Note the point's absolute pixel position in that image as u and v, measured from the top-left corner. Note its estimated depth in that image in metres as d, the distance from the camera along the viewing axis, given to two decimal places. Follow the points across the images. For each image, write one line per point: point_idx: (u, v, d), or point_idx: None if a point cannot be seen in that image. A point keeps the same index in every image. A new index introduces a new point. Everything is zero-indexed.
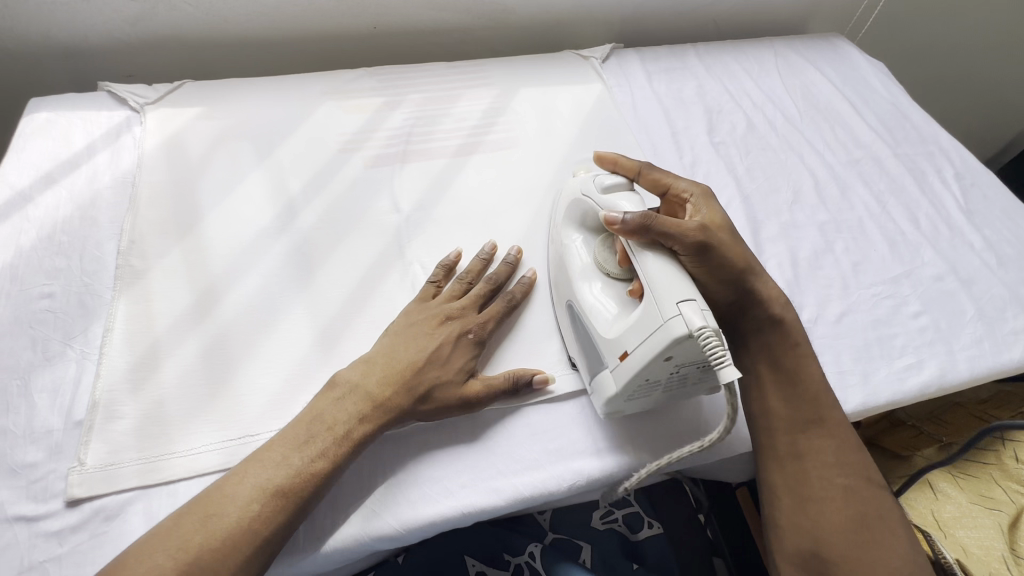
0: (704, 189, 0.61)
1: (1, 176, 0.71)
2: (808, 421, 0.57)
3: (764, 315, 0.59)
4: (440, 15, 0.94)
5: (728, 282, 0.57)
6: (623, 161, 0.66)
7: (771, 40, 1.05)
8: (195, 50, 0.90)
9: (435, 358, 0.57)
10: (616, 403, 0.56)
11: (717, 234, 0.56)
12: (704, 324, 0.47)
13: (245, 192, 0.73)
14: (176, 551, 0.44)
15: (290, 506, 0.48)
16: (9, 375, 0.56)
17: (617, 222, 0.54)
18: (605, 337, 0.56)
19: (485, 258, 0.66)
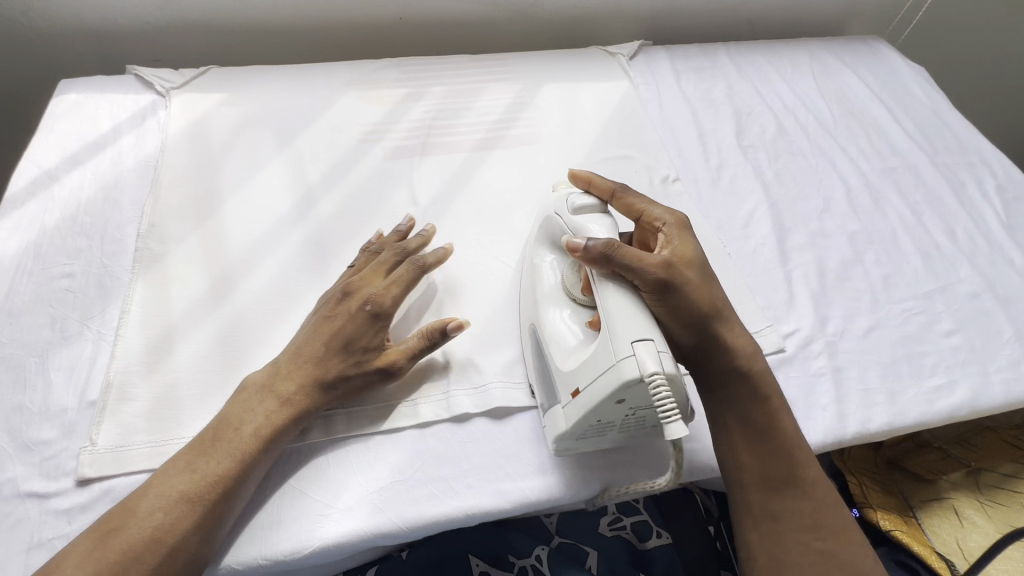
0: (680, 219, 0.57)
1: (30, 155, 0.72)
2: (783, 480, 0.53)
3: (729, 365, 0.55)
4: (466, 7, 0.93)
5: (690, 325, 0.53)
6: (597, 181, 0.61)
7: (806, 41, 1.02)
8: (222, 37, 0.90)
9: (348, 344, 0.54)
10: (567, 440, 0.52)
11: (684, 272, 0.52)
12: (656, 368, 0.45)
13: (265, 180, 0.73)
14: (83, 566, 0.42)
15: (201, 511, 0.45)
16: (29, 352, 0.57)
17: (580, 248, 0.50)
18: (561, 370, 0.52)
19: (400, 232, 0.65)
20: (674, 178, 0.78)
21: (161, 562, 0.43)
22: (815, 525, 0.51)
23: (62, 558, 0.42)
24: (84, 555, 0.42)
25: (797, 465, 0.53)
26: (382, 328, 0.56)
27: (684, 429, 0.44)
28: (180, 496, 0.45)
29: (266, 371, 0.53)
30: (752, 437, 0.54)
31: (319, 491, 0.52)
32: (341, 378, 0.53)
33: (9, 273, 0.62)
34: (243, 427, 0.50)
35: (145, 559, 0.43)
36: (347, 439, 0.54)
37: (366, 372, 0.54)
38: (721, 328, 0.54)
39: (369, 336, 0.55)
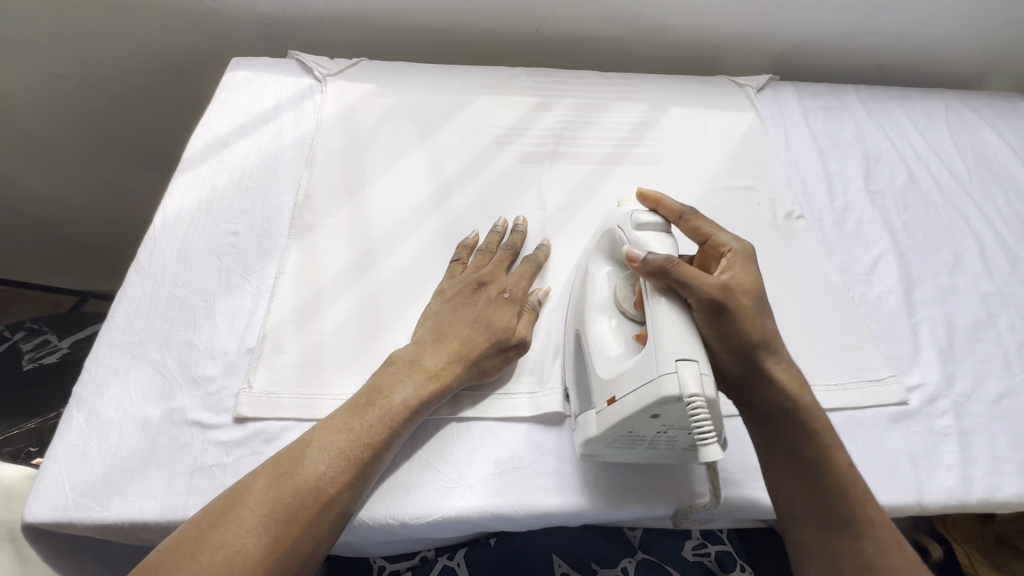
0: (746, 248, 0.56)
1: (206, 122, 0.81)
2: (842, 520, 0.51)
3: (773, 401, 0.52)
4: (600, 26, 0.96)
5: (738, 355, 0.51)
6: (665, 201, 0.60)
7: (942, 93, 0.99)
8: (372, 33, 0.98)
9: (488, 324, 0.59)
10: (597, 444, 0.53)
11: (740, 298, 0.51)
12: (697, 391, 0.44)
13: (407, 168, 0.78)
14: (255, 506, 0.45)
15: (356, 469, 0.49)
16: (198, 297, 0.64)
17: (638, 259, 0.52)
18: (600, 378, 0.53)
19: (500, 232, 0.70)
20: (798, 216, 0.78)
21: (321, 510, 0.47)
22: (870, 565, 0.50)
23: (243, 489, 0.47)
24: (262, 491, 0.46)
25: (856, 506, 0.51)
26: (517, 315, 0.61)
27: (722, 452, 0.44)
28: (340, 453, 0.49)
29: (413, 348, 0.57)
30: (803, 472, 0.52)
31: (444, 464, 0.55)
32: (483, 356, 0.57)
33: (185, 224, 0.70)
34: (394, 398, 0.53)
35: (310, 504, 0.47)
36: (472, 421, 0.58)
37: (503, 351, 0.58)
38: (770, 362, 0.52)
39: (508, 321, 0.60)
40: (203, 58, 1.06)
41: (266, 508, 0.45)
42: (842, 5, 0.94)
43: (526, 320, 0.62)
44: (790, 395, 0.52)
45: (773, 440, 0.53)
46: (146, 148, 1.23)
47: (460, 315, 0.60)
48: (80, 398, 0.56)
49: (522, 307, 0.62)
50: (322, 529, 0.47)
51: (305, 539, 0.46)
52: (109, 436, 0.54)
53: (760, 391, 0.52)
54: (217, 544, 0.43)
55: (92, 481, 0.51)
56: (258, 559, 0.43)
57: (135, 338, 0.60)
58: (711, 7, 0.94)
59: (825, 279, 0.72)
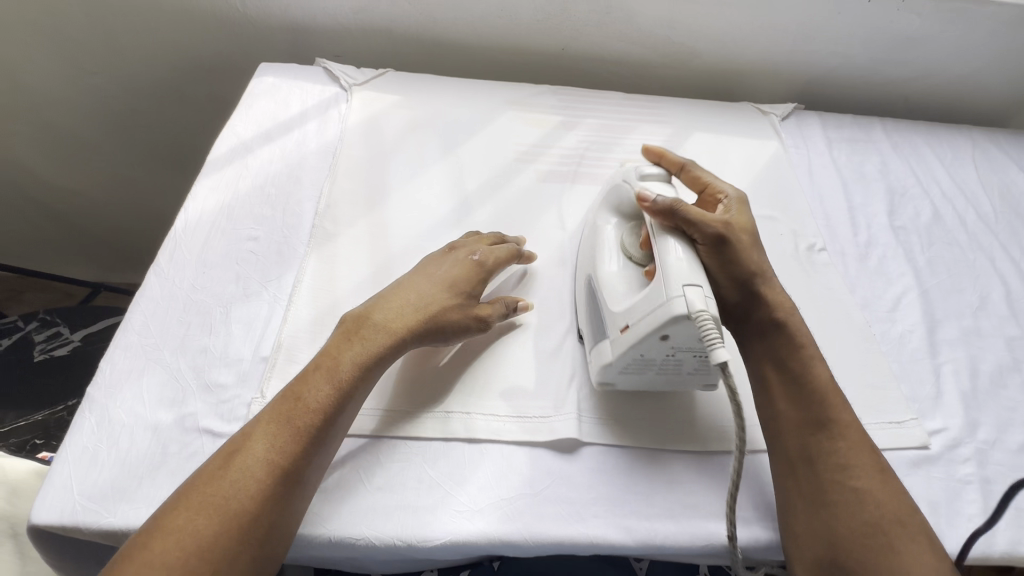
0: (741, 196, 0.64)
1: (231, 126, 0.81)
2: (819, 424, 0.54)
3: (768, 318, 0.59)
4: (627, 48, 0.97)
5: (737, 280, 0.59)
6: (668, 156, 0.69)
7: (969, 129, 0.98)
8: (400, 44, 0.98)
9: (452, 285, 0.61)
10: (609, 371, 0.57)
11: (739, 235, 0.59)
12: (704, 308, 0.48)
13: (428, 182, 0.78)
14: (215, 485, 0.46)
15: (304, 433, 0.49)
16: (215, 302, 0.63)
17: (648, 201, 0.56)
18: (612, 311, 0.57)
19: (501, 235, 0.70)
20: (820, 248, 0.77)
21: (272, 479, 0.47)
22: (846, 464, 0.52)
23: (194, 478, 0.47)
24: (210, 474, 0.46)
25: (832, 410, 0.55)
26: (481, 280, 0.63)
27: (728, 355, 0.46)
28: (286, 421, 0.50)
29: (359, 310, 0.59)
30: (792, 391, 0.56)
31: (454, 486, 0.54)
32: (440, 315, 0.59)
33: (206, 227, 0.70)
34: (339, 358, 0.54)
35: (259, 478, 0.46)
36: (484, 442, 0.57)
37: (465, 314, 0.61)
38: (763, 285, 0.60)
39: (472, 285, 0.62)
40: (231, 61, 1.07)
41: (214, 489, 0.45)
42: (872, 37, 0.93)
43: (496, 307, 0.63)
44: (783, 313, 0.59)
45: (765, 354, 0.59)
46: (175, 146, 1.24)
47: (418, 277, 0.62)
48: (93, 399, 0.56)
49: (489, 274, 0.65)
50: (278, 500, 0.47)
51: (260, 513, 0.45)
52: (120, 439, 0.54)
53: (755, 308, 0.60)
54: (168, 529, 0.43)
55: (100, 485, 0.51)
56: (212, 537, 0.43)
57: (150, 341, 0.60)
58: (739, 33, 0.93)
59: (846, 314, 0.71)
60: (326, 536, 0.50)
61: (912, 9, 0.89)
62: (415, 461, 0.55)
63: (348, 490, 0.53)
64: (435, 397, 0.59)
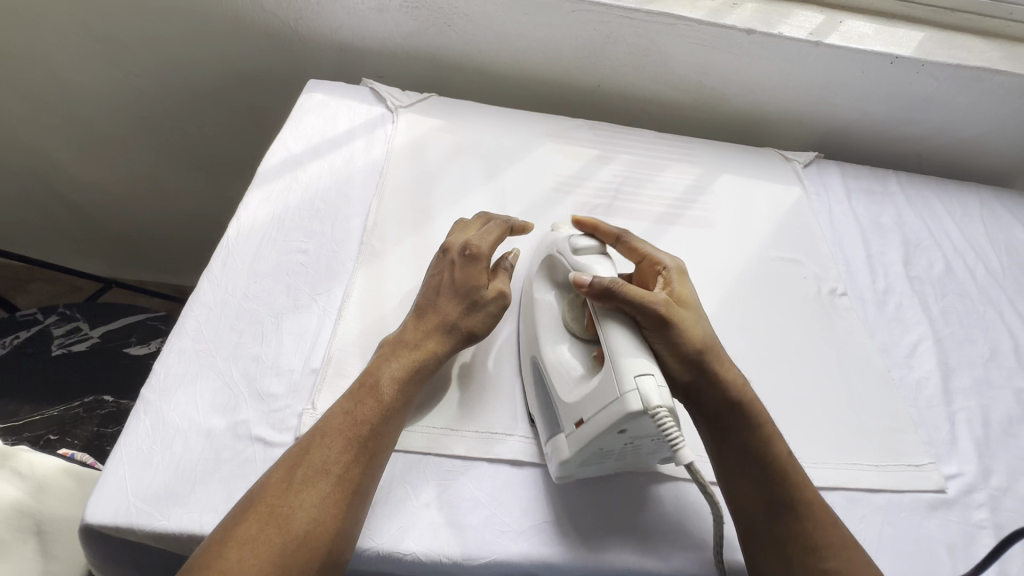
0: (679, 265, 0.65)
1: (282, 139, 0.83)
2: (783, 503, 0.54)
3: (722, 401, 0.57)
4: (660, 88, 1.01)
5: (686, 361, 0.57)
6: (602, 227, 0.68)
7: (977, 187, 1.04)
8: (443, 70, 1.02)
9: (458, 288, 0.63)
10: (567, 467, 0.55)
11: (682, 312, 0.58)
12: (660, 402, 0.48)
13: (470, 206, 0.81)
14: (279, 499, 0.47)
15: (357, 446, 0.51)
16: (267, 311, 0.65)
17: (586, 284, 0.56)
18: (564, 401, 0.56)
19: (486, 220, 0.71)
20: (842, 293, 0.81)
21: (334, 489, 0.49)
22: (816, 546, 0.53)
23: (259, 488, 0.48)
24: (272, 485, 0.48)
25: (792, 488, 0.55)
26: (483, 268, 0.64)
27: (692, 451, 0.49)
28: (340, 434, 0.51)
29: (395, 332, 0.61)
30: (755, 473, 0.55)
31: (499, 507, 0.56)
32: (460, 318, 0.61)
33: (257, 237, 0.71)
34: (383, 376, 0.56)
35: (321, 486, 0.48)
36: (526, 466, 0.59)
37: (482, 307, 0.62)
38: (715, 364, 0.58)
39: (474, 277, 0.63)
40: (275, 73, 1.10)
41: (280, 501, 0.47)
42: (890, 96, 0.99)
43: (501, 279, 0.65)
44: (735, 396, 0.58)
45: (721, 438, 0.57)
46: (215, 153, 1.26)
47: (434, 292, 0.63)
48: (148, 401, 0.57)
49: (489, 259, 0.65)
50: (341, 509, 0.48)
51: (327, 521, 0.47)
52: (174, 443, 0.54)
53: (707, 388, 0.58)
54: (241, 540, 0.45)
55: (154, 488, 0.52)
56: (284, 546, 0.45)
57: (204, 347, 0.61)
58: (768, 83, 0.99)
59: (867, 358, 0.74)
60: (375, 550, 0.52)
61: (931, 72, 0.95)
62: (461, 479, 0.57)
63: (397, 505, 0.54)
64: (479, 418, 0.61)
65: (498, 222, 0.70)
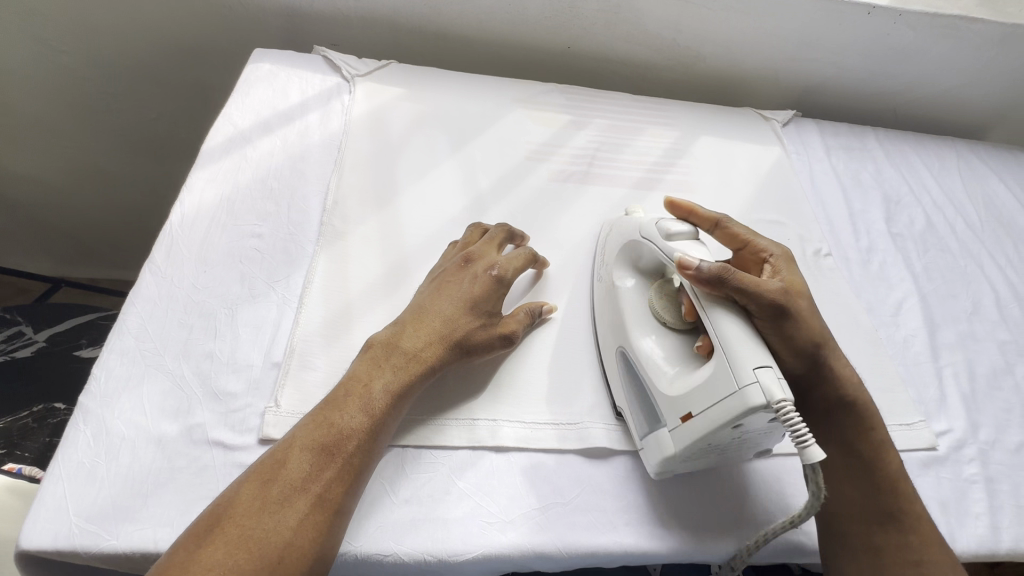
0: (785, 252, 0.58)
1: (226, 114, 0.76)
2: (887, 514, 0.52)
3: (831, 394, 0.55)
4: (632, 48, 0.96)
5: (801, 356, 0.52)
6: (700, 212, 0.62)
7: (953, 141, 1.03)
8: (400, 35, 0.95)
9: (473, 305, 0.57)
10: (668, 466, 0.52)
11: (799, 301, 0.52)
12: (785, 396, 0.43)
13: (438, 180, 0.75)
14: (250, 520, 0.42)
15: (339, 463, 0.47)
16: (220, 303, 0.59)
17: (693, 268, 0.49)
18: (666, 396, 0.51)
19: (509, 234, 0.66)
20: (826, 253, 0.79)
21: (314, 510, 0.44)
22: (917, 560, 0.50)
23: (225, 503, 0.43)
24: (243, 503, 0.43)
25: (899, 497, 0.52)
26: (500, 296, 0.59)
27: (824, 453, 0.42)
28: (322, 447, 0.47)
29: (389, 332, 0.56)
30: (862, 473, 0.53)
31: (485, 497, 0.52)
32: (465, 337, 0.56)
33: (204, 222, 0.65)
34: (373, 382, 0.51)
35: (299, 506, 0.44)
36: (512, 452, 0.55)
37: (488, 332, 0.57)
38: (830, 359, 0.54)
39: (493, 301, 0.58)
40: (218, 43, 1.01)
41: (252, 522, 0.42)
42: (868, 49, 0.96)
43: (518, 318, 0.60)
44: (849, 391, 0.55)
45: (829, 430, 0.55)
46: (161, 139, 1.17)
47: (438, 293, 0.58)
48: (87, 409, 0.51)
49: (509, 288, 0.60)
50: (321, 533, 0.44)
51: (306, 545, 0.43)
52: (120, 454, 0.49)
53: (818, 381, 0.54)
54: (207, 566, 0.40)
55: (100, 505, 0.47)
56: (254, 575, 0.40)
57: (149, 346, 0.55)
58: (744, 39, 0.95)
59: (854, 318, 0.72)
60: (352, 554, 0.48)
61: (907, 22, 0.92)
62: (442, 471, 0.53)
63: (374, 504, 0.50)
64: (459, 404, 0.57)
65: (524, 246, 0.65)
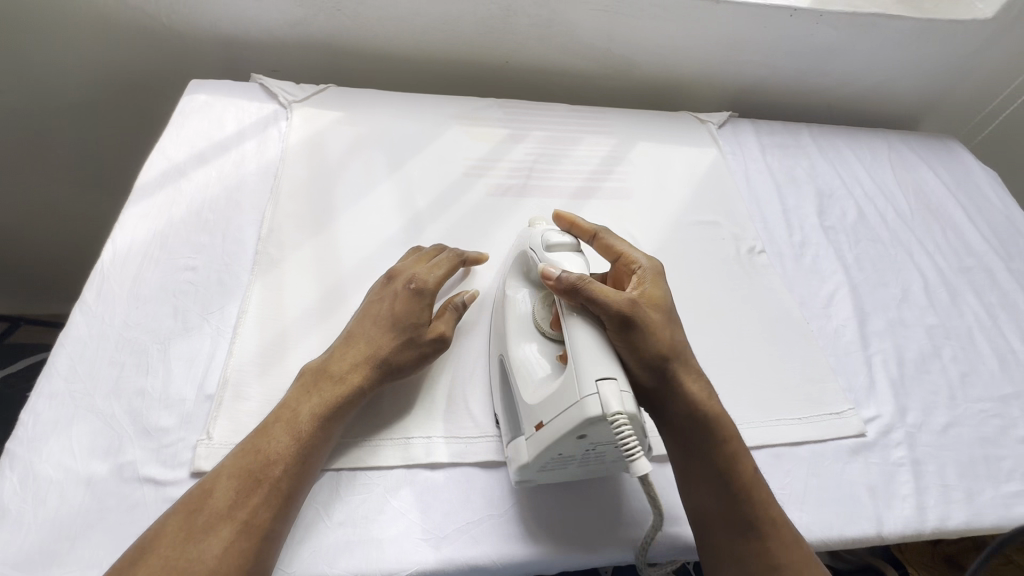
0: (655, 264, 0.59)
1: (160, 147, 0.76)
2: (749, 523, 0.51)
3: (684, 407, 0.53)
4: (569, 59, 0.98)
5: (651, 367, 0.52)
6: (579, 223, 0.64)
7: (885, 133, 1.06)
8: (339, 59, 0.96)
9: (396, 321, 0.58)
10: (526, 471, 0.52)
11: (648, 311, 0.53)
12: (619, 408, 0.45)
13: (375, 201, 0.76)
14: (172, 553, 0.43)
15: (265, 489, 0.47)
16: (152, 338, 0.60)
17: (552, 278, 0.54)
18: (526, 404, 0.53)
19: (438, 249, 0.67)
20: (759, 251, 0.81)
21: (239, 537, 0.45)
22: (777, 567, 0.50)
23: (151, 538, 0.44)
24: (167, 535, 0.44)
25: (759, 506, 0.52)
26: (426, 305, 0.60)
27: (649, 464, 0.44)
28: (248, 475, 0.48)
29: (320, 359, 0.57)
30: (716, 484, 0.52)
31: (418, 514, 0.53)
32: (391, 354, 0.57)
33: (137, 258, 0.65)
34: (300, 409, 0.52)
35: (223, 534, 0.44)
36: (446, 468, 0.56)
37: (418, 345, 0.58)
38: (681, 372, 0.54)
39: (417, 313, 0.59)
40: (159, 74, 1.01)
41: (176, 553, 0.43)
42: (795, 49, 1.00)
43: (448, 319, 0.61)
44: (702, 406, 0.54)
45: (687, 447, 0.54)
46: (111, 170, 1.17)
47: (366, 318, 0.59)
48: (14, 455, 0.51)
49: (433, 296, 0.61)
50: (248, 560, 0.44)
51: (231, 572, 0.43)
52: (48, 497, 0.49)
53: (671, 399, 0.53)
54: None
55: (26, 550, 0.47)
56: None
57: (79, 387, 0.55)
58: (676, 45, 0.97)
59: (786, 313, 0.74)
60: None
61: (828, 23, 0.96)
62: (376, 492, 0.54)
63: (307, 529, 0.51)
64: (393, 424, 0.58)
65: (449, 252, 0.67)
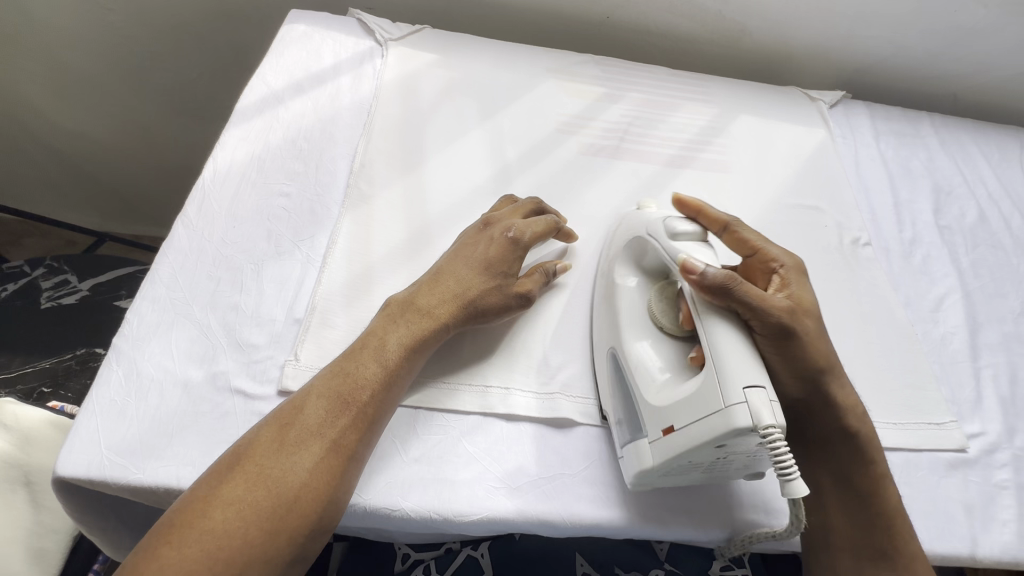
0: (797, 263, 0.55)
1: (261, 74, 0.77)
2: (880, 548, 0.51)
3: (836, 424, 0.52)
4: (674, 19, 0.92)
5: (799, 379, 0.51)
6: (707, 211, 0.59)
7: (1019, 131, 0.96)
8: (436, 2, 0.94)
9: (487, 266, 0.57)
10: (648, 477, 0.49)
11: (806, 321, 0.50)
12: (773, 421, 0.41)
13: (465, 148, 0.74)
14: (265, 461, 0.44)
15: (352, 411, 0.48)
16: (247, 257, 0.61)
17: (697, 274, 0.47)
18: (652, 404, 0.49)
19: (535, 206, 0.65)
20: (865, 243, 0.75)
21: (328, 454, 0.45)
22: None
23: (245, 446, 0.45)
24: (260, 445, 0.45)
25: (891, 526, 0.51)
26: (517, 258, 0.59)
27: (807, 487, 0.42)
28: (338, 395, 0.48)
29: (405, 292, 0.56)
30: (857, 506, 0.52)
31: (493, 462, 0.53)
32: (481, 298, 0.56)
33: (236, 179, 0.66)
34: (387, 339, 0.52)
35: (314, 450, 0.45)
36: (522, 421, 0.56)
37: (506, 294, 0.57)
38: (834, 386, 0.52)
39: (509, 263, 0.58)
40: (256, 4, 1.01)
41: (269, 461, 0.44)
42: (932, 28, 0.90)
43: (537, 279, 0.60)
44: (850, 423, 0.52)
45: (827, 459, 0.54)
46: (200, 100, 1.20)
47: (458, 259, 0.58)
48: (121, 350, 0.53)
49: (525, 251, 0.60)
50: (335, 477, 0.45)
51: (319, 486, 0.44)
52: (149, 394, 0.52)
53: (817, 412, 0.53)
54: (226, 501, 0.42)
55: (128, 440, 0.49)
56: (271, 510, 0.42)
57: (179, 295, 0.57)
58: (795, 14, 0.89)
59: (890, 311, 0.69)
60: (360, 505, 0.49)
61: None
62: (452, 434, 0.54)
63: (384, 460, 0.51)
64: (472, 370, 0.57)
65: (547, 214, 0.64)
